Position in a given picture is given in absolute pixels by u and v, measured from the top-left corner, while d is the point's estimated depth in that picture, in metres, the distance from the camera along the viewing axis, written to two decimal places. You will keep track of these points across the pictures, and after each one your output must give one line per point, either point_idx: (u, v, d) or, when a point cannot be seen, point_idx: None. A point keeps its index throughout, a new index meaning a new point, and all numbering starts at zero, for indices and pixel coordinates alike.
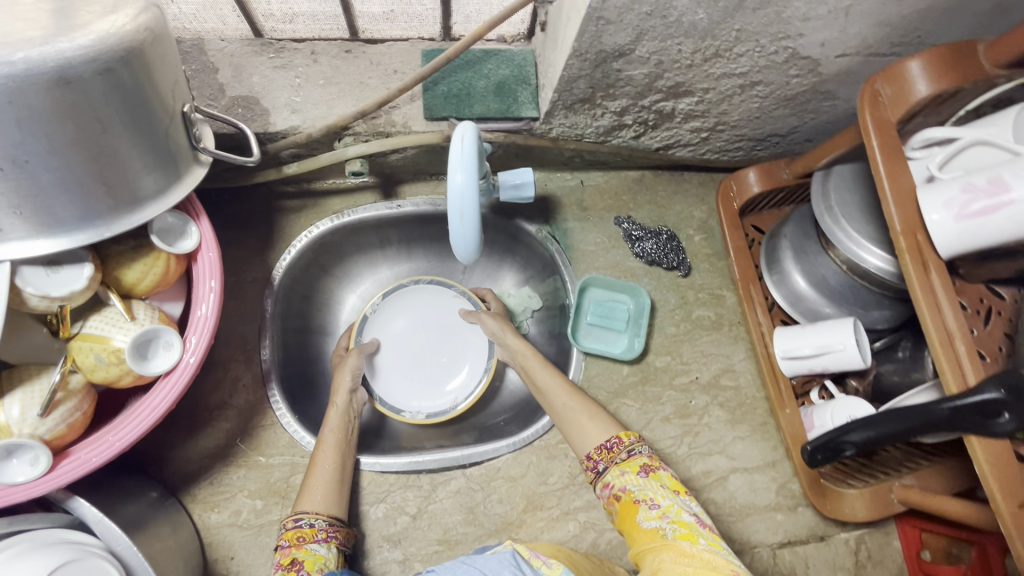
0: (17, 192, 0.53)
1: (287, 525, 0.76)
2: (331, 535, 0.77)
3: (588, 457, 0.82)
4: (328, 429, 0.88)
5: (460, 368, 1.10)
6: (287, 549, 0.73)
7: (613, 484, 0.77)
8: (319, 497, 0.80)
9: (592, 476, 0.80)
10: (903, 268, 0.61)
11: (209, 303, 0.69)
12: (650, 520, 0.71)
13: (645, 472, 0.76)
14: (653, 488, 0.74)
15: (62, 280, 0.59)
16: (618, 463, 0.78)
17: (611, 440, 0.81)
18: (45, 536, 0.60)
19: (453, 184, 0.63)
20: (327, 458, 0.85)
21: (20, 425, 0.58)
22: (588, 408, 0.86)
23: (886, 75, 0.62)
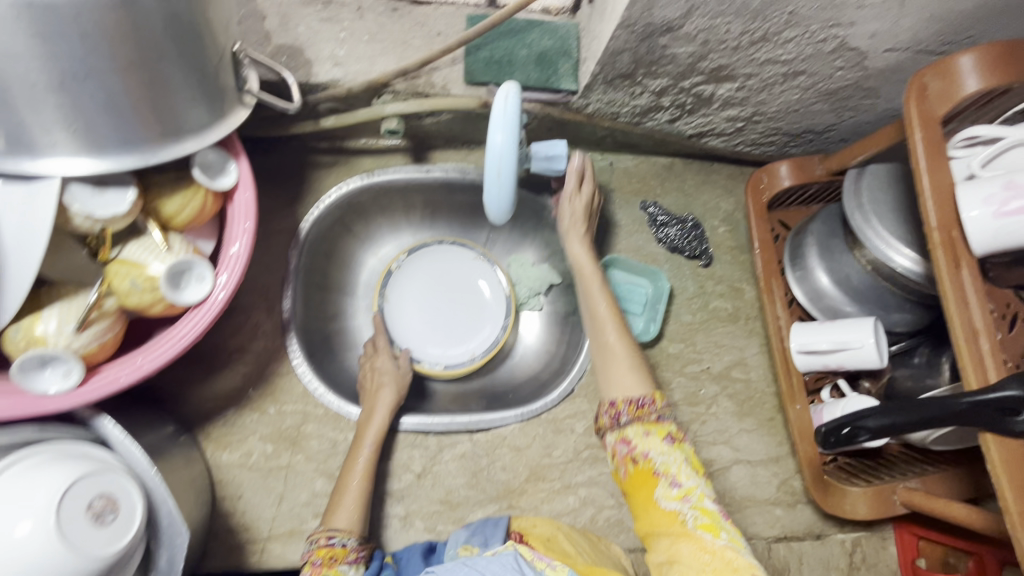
0: (75, 109, 0.54)
1: (320, 542, 0.77)
2: (361, 556, 0.77)
3: (613, 403, 0.78)
4: (370, 447, 0.88)
5: (477, 325, 1.12)
6: (317, 566, 0.74)
7: (634, 444, 0.75)
8: (348, 516, 0.81)
9: (610, 424, 0.78)
10: (933, 261, 0.61)
11: (242, 243, 0.70)
12: (669, 501, 0.71)
13: (669, 441, 0.74)
14: (676, 461, 0.73)
15: (106, 202, 0.61)
16: (644, 423, 0.75)
17: (644, 397, 0.77)
18: (66, 449, 0.60)
19: (492, 143, 0.64)
20: (362, 479, 0.85)
21: (56, 338, 0.60)
22: (631, 359, 0.83)
23: (936, 70, 0.62)
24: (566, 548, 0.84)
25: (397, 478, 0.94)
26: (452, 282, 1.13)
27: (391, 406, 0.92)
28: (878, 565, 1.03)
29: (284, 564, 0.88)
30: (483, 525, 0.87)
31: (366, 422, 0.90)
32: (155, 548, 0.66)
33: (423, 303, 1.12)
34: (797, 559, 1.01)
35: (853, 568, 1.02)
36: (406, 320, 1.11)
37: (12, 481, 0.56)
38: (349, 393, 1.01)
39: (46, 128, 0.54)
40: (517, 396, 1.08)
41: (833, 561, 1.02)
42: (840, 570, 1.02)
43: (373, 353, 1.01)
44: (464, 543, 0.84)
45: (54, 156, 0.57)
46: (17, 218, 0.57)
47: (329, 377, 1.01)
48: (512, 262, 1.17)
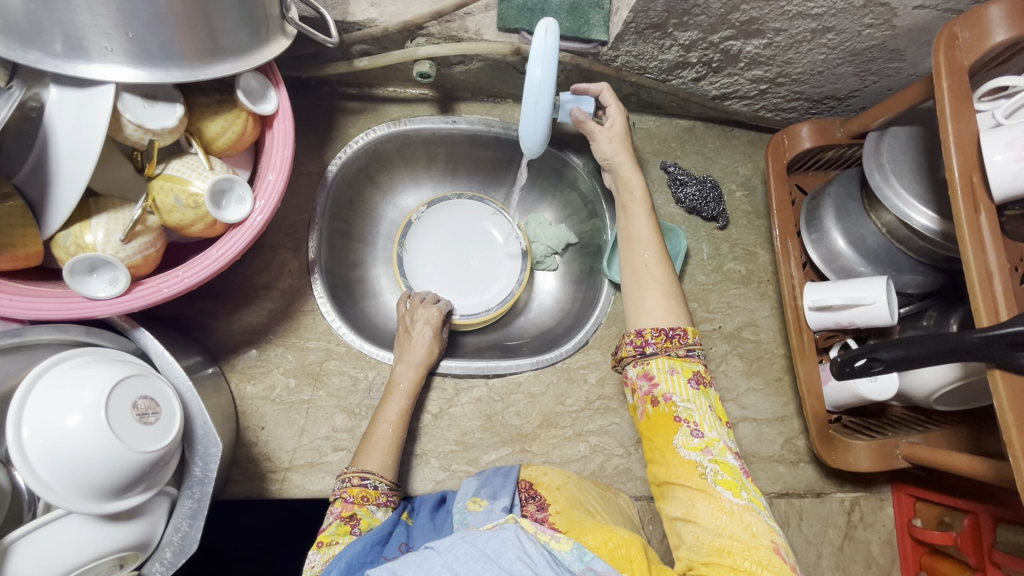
0: (131, 16, 0.56)
1: (353, 482, 0.79)
2: (390, 499, 0.81)
3: (638, 333, 0.80)
4: (406, 402, 0.90)
5: (495, 279, 1.14)
6: (350, 504, 0.77)
7: (658, 381, 0.77)
8: (378, 460, 0.83)
9: (633, 355, 0.79)
10: (952, 204, 0.63)
11: (279, 170, 0.72)
12: (688, 450, 0.73)
13: (695, 383, 0.78)
14: (700, 411, 0.76)
15: (155, 115, 0.63)
16: (671, 356, 0.78)
17: (675, 330, 0.79)
18: (111, 354, 0.63)
19: (531, 77, 0.65)
20: (392, 429, 0.87)
21: (103, 247, 0.62)
22: (667, 285, 0.83)
23: (966, 20, 0.64)
24: (575, 497, 0.86)
25: (414, 417, 0.97)
26: (474, 237, 1.17)
27: (421, 363, 0.93)
28: (875, 525, 1.06)
29: (304, 494, 0.91)
30: (494, 477, 0.88)
31: (398, 378, 0.91)
32: (189, 458, 0.67)
33: (444, 256, 1.15)
34: (797, 514, 1.04)
35: (850, 527, 1.05)
36: (428, 271, 1.14)
37: (68, 372, 0.58)
38: (370, 337, 1.03)
39: (104, 34, 0.56)
40: (529, 347, 1.10)
41: (832, 519, 1.05)
42: (838, 527, 1.05)
43: (415, 310, 1.00)
44: (473, 495, 0.85)
45: (107, 64, 0.58)
46: (75, 122, 0.59)
47: (352, 321, 1.03)
48: (533, 221, 1.17)
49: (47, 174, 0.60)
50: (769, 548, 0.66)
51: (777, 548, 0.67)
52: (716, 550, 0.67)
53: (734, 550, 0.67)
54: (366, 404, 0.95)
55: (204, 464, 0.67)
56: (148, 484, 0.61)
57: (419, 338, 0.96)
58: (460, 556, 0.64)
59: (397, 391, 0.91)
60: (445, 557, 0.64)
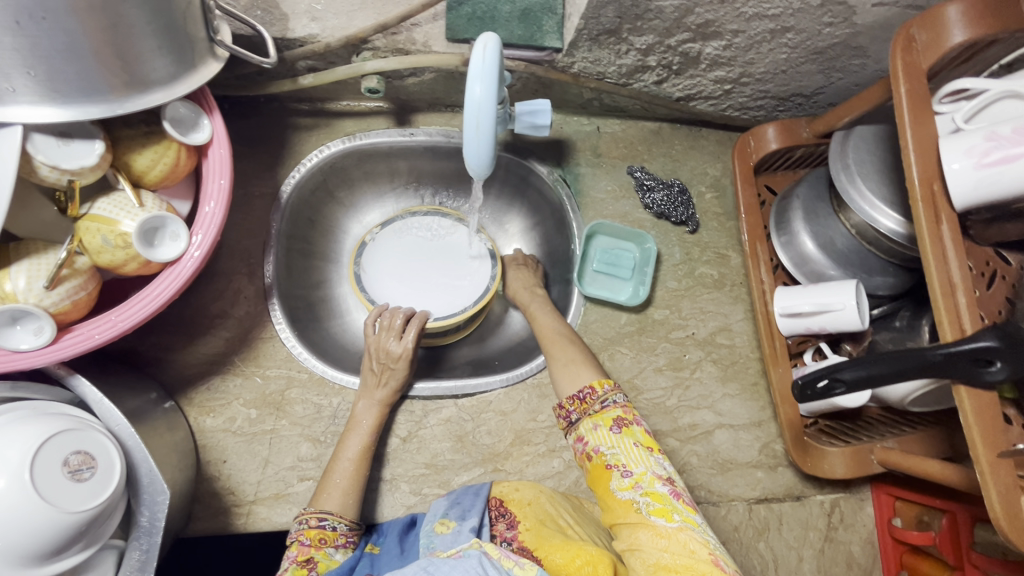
0: (33, 52, 0.52)
1: (311, 523, 0.77)
2: (349, 540, 0.79)
3: (561, 405, 0.85)
4: (370, 435, 0.88)
5: (464, 275, 1.06)
6: (306, 547, 0.75)
7: (587, 440, 0.80)
8: (338, 499, 0.81)
9: (566, 427, 0.84)
10: (914, 216, 0.61)
11: (217, 201, 0.68)
12: (623, 491, 0.74)
13: (618, 429, 0.78)
14: (624, 451, 0.76)
15: (73, 153, 0.59)
16: (591, 416, 0.81)
17: (584, 390, 0.83)
18: (46, 408, 0.60)
19: (470, 95, 0.61)
20: (354, 467, 0.84)
21: (26, 295, 0.59)
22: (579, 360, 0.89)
23: (923, 20, 0.61)
24: (547, 511, 0.82)
25: (381, 442, 0.94)
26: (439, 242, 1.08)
27: (389, 396, 0.91)
28: (856, 525, 1.05)
29: (271, 527, 0.88)
30: (463, 496, 0.85)
31: (359, 415, 0.89)
32: (135, 508, 0.65)
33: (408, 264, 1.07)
34: (777, 519, 1.03)
35: (830, 528, 1.04)
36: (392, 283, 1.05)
37: None
38: (335, 360, 1.01)
39: (4, 74, 0.52)
40: (501, 362, 1.07)
41: (813, 521, 1.04)
42: (818, 530, 1.04)
43: (382, 337, 0.93)
44: (442, 516, 0.81)
45: (16, 105, 0.55)
46: None
47: (315, 344, 1.00)
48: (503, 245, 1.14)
49: None
50: (708, 562, 0.64)
51: (716, 560, 0.65)
52: (663, 570, 0.65)
53: (678, 569, 0.64)
54: (331, 431, 0.92)
55: (151, 513, 0.64)
56: (86, 541, 0.59)
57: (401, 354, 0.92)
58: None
59: (359, 427, 0.88)
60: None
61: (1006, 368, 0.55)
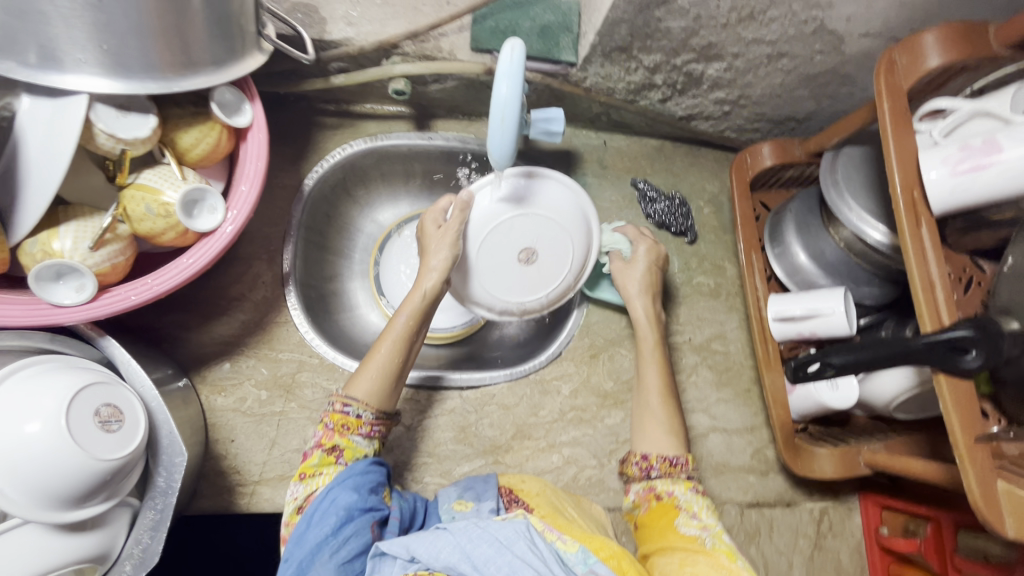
0: (106, 28, 0.57)
1: (336, 406, 0.78)
2: (374, 429, 0.79)
3: (645, 457, 0.87)
4: (403, 318, 0.82)
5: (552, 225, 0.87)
6: (330, 433, 0.77)
7: (658, 486, 0.85)
8: (367, 386, 0.79)
9: (639, 475, 0.87)
10: (897, 219, 0.67)
11: (251, 180, 0.73)
12: (688, 527, 0.79)
13: (694, 488, 0.85)
14: (698, 503, 0.83)
15: (128, 125, 0.64)
16: (675, 479, 0.85)
17: (678, 457, 0.87)
18: (76, 362, 0.63)
19: (498, 94, 0.66)
20: (391, 348, 0.81)
21: (71, 254, 0.63)
22: (668, 423, 0.90)
23: (903, 47, 0.69)
24: (554, 503, 0.84)
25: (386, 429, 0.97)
26: (568, 256, 0.89)
27: (445, 269, 0.83)
28: (844, 534, 1.08)
29: (274, 507, 0.89)
30: (475, 482, 0.86)
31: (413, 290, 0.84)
32: (153, 469, 0.67)
33: (530, 287, 0.88)
34: (768, 524, 1.05)
35: (819, 535, 1.06)
36: (491, 289, 0.87)
37: (37, 376, 0.59)
38: (344, 349, 1.04)
39: (78, 45, 0.58)
40: (504, 359, 1.10)
41: (802, 528, 1.06)
42: (808, 537, 1.07)
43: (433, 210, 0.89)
44: (458, 497, 0.84)
45: (82, 75, 0.60)
46: (44, 131, 0.61)
47: (326, 332, 1.03)
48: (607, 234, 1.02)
49: (16, 180, 0.61)
50: None
51: None
52: None
53: None
54: None
55: (168, 474, 0.66)
56: (108, 494, 0.61)
57: (431, 221, 0.88)
58: (474, 539, 0.65)
59: (410, 304, 0.82)
60: (458, 538, 0.66)
61: (981, 357, 0.60)
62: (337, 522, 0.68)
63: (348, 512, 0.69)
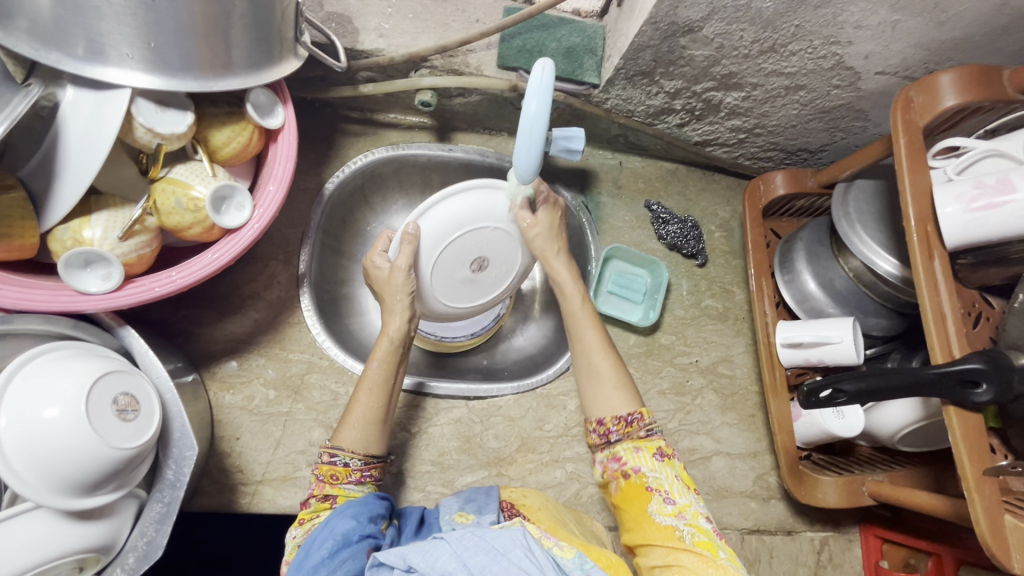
0: (153, 27, 0.59)
1: (324, 459, 0.77)
2: (365, 476, 0.79)
3: (601, 422, 0.83)
4: (375, 365, 0.83)
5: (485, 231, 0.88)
6: (321, 484, 0.76)
7: (625, 460, 0.79)
8: (356, 436, 0.79)
9: (600, 443, 0.83)
10: (910, 251, 0.68)
11: (278, 180, 0.74)
12: (664, 516, 0.74)
13: (659, 457, 0.79)
14: (667, 479, 0.77)
15: (166, 120, 0.66)
16: (633, 439, 0.80)
17: (632, 414, 0.81)
18: (95, 349, 0.64)
19: (527, 110, 0.68)
20: (370, 396, 0.82)
21: (100, 243, 0.64)
22: (616, 379, 0.84)
23: (920, 86, 0.71)
24: (556, 517, 0.84)
25: (393, 436, 0.97)
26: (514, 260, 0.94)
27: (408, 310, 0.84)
28: (844, 565, 1.07)
29: (275, 509, 0.89)
30: (476, 493, 0.86)
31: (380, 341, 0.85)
32: (162, 461, 0.66)
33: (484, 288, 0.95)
34: (768, 552, 1.04)
35: (820, 566, 1.05)
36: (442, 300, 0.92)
37: (54, 362, 0.59)
38: (353, 353, 1.04)
39: (125, 41, 0.59)
40: (510, 372, 1.10)
41: (802, 557, 1.06)
42: (808, 567, 1.06)
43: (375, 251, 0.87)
44: (459, 510, 0.83)
45: (125, 69, 0.61)
46: (86, 123, 0.62)
47: (337, 336, 1.03)
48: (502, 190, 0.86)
49: (54, 168, 0.63)
50: None
51: None
52: None
53: None
54: None
55: (177, 467, 0.65)
56: (119, 483, 0.61)
57: (375, 264, 0.86)
58: (470, 547, 0.64)
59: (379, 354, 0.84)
60: (454, 547, 0.64)
61: (990, 390, 0.61)
62: (335, 545, 0.67)
63: (345, 537, 0.68)
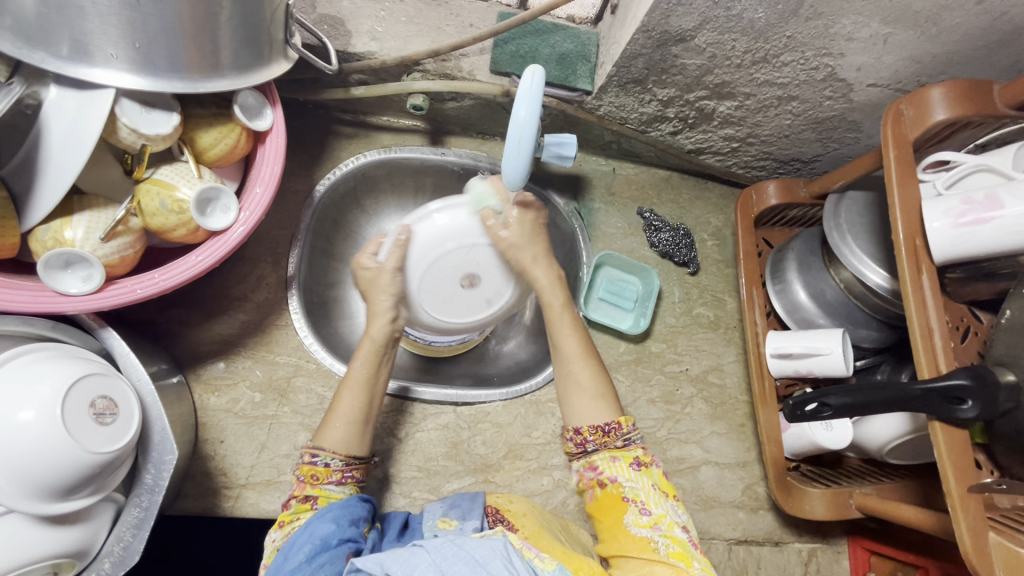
0: (138, 28, 0.59)
1: (306, 459, 0.78)
2: (346, 476, 0.79)
3: (578, 431, 0.81)
4: (359, 365, 0.84)
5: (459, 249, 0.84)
6: (302, 484, 0.76)
7: (601, 470, 0.80)
8: (338, 436, 0.80)
9: (576, 452, 0.82)
10: (899, 265, 0.68)
11: (266, 183, 0.73)
12: (640, 528, 0.74)
13: (636, 466, 0.80)
14: (643, 488, 0.77)
15: (151, 121, 0.66)
16: (610, 449, 0.80)
17: (610, 424, 0.81)
18: (74, 351, 0.63)
19: (516, 117, 0.68)
20: (353, 395, 0.82)
21: (82, 243, 0.64)
22: (596, 389, 0.84)
23: (911, 99, 0.71)
24: (541, 524, 0.83)
25: (379, 440, 0.96)
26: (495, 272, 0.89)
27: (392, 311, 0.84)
28: None
29: (258, 513, 0.88)
30: (460, 500, 0.85)
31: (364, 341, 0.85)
32: (141, 465, 0.66)
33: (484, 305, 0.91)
34: (755, 562, 1.04)
35: None
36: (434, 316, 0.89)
37: (31, 365, 0.58)
38: (341, 356, 1.03)
39: (110, 41, 0.59)
40: (500, 378, 1.10)
41: (790, 569, 1.05)
42: None
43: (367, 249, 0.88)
44: (443, 516, 0.82)
45: (109, 70, 0.61)
46: (69, 123, 0.62)
47: (325, 340, 1.03)
48: (468, 204, 0.84)
49: (35, 168, 0.62)
50: None
51: None
52: None
53: None
54: None
55: (156, 471, 0.65)
56: (95, 488, 0.60)
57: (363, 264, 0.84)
58: (449, 556, 0.62)
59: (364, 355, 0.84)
60: (434, 555, 0.63)
61: (976, 407, 0.61)
62: (313, 550, 0.66)
63: (325, 541, 0.67)
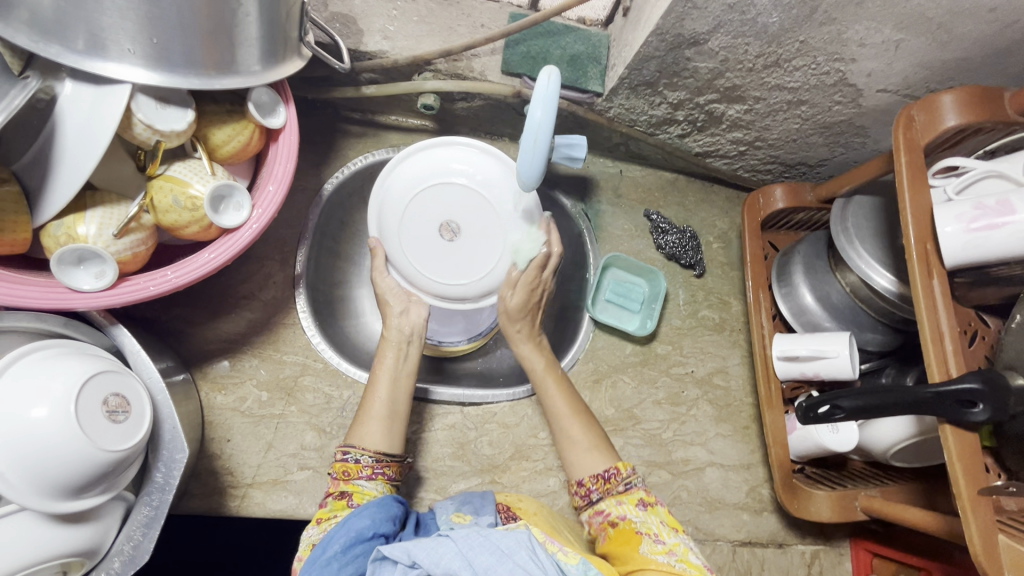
0: (156, 23, 0.58)
1: (337, 457, 0.79)
2: (377, 471, 0.78)
3: (580, 484, 0.85)
4: (390, 357, 0.87)
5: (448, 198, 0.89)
6: (337, 482, 0.77)
7: (609, 513, 0.81)
8: (375, 433, 0.81)
9: (582, 504, 0.84)
10: (909, 268, 0.69)
11: (278, 181, 0.73)
12: (656, 555, 0.73)
13: (642, 506, 0.80)
14: (654, 523, 0.78)
15: (166, 117, 0.65)
16: (614, 495, 0.82)
17: (610, 470, 0.84)
18: (85, 347, 0.62)
19: (532, 118, 0.67)
20: (387, 387, 0.85)
21: (95, 240, 0.63)
22: (590, 441, 0.88)
23: (922, 105, 0.71)
24: (551, 523, 0.83)
25: None
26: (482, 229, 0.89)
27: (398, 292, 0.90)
28: None
29: (264, 512, 0.88)
30: (472, 497, 0.85)
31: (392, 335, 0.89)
32: (151, 464, 0.65)
33: (459, 261, 0.90)
34: (759, 564, 1.04)
35: None
36: (434, 274, 0.90)
37: (44, 362, 0.58)
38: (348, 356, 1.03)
39: (126, 36, 0.58)
40: (506, 379, 1.10)
41: (793, 570, 1.06)
42: None
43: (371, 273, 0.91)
44: (456, 510, 0.82)
45: (124, 65, 0.60)
46: (83, 118, 0.61)
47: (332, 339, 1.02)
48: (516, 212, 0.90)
49: (49, 163, 0.62)
50: None
51: None
52: None
53: None
54: (337, 423, 0.94)
55: (166, 470, 0.64)
56: (105, 487, 0.60)
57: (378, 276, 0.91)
58: (475, 546, 0.63)
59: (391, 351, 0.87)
60: (459, 544, 0.63)
61: (987, 410, 0.61)
62: (348, 541, 0.67)
63: (360, 534, 0.68)
